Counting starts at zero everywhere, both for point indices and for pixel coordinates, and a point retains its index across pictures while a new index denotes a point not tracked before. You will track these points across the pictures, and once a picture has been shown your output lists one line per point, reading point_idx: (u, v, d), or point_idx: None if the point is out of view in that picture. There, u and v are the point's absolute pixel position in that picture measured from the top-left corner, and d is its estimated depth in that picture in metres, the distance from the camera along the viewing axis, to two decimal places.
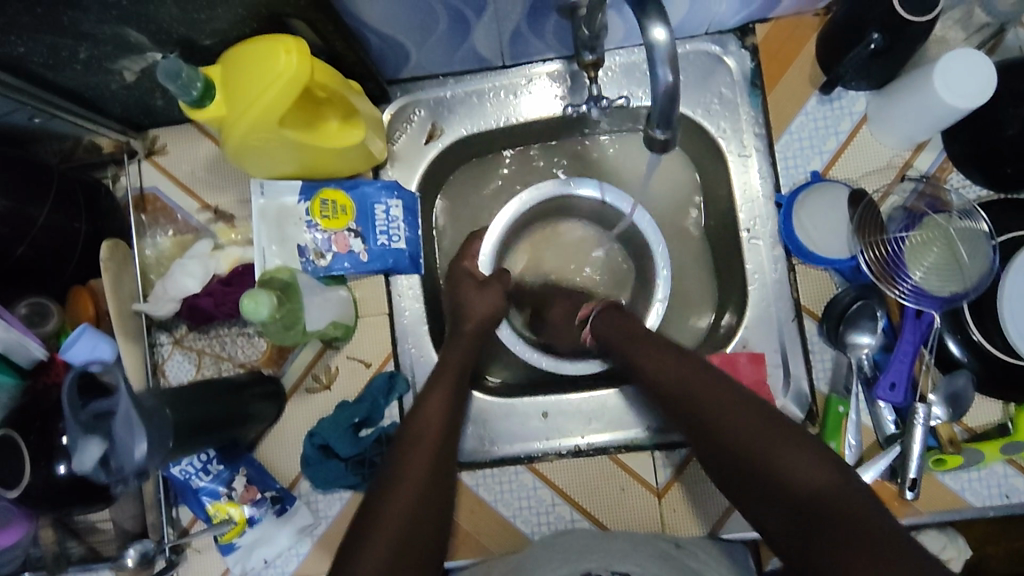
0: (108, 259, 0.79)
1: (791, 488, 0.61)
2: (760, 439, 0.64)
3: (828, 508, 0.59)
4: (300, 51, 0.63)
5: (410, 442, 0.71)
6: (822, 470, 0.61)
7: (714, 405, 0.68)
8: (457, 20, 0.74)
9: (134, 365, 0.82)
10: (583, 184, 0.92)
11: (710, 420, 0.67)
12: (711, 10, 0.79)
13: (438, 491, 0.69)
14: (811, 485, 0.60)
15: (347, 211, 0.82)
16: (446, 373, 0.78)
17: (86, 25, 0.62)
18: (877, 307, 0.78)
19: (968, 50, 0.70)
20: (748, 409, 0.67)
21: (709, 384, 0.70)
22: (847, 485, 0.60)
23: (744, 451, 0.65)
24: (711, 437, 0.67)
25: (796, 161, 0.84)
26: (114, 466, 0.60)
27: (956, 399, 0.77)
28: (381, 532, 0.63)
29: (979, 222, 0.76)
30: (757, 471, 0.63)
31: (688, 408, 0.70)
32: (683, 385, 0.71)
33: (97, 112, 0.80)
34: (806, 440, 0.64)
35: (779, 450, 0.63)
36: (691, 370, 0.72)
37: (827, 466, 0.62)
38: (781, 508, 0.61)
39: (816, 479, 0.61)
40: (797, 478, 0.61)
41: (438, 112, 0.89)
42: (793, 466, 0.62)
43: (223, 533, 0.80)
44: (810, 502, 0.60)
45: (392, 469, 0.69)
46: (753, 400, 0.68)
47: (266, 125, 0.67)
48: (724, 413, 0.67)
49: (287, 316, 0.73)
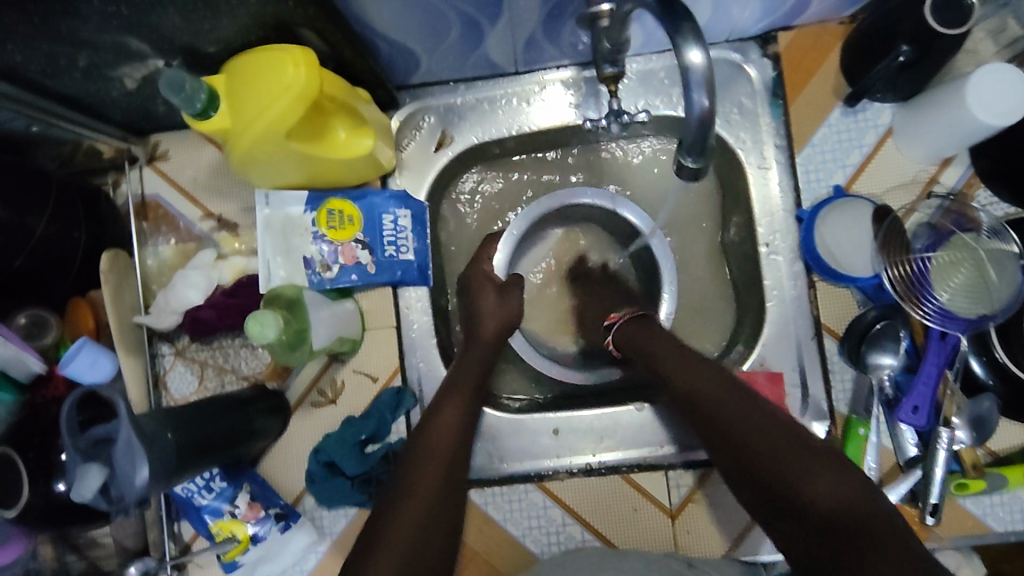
0: (109, 270, 0.77)
1: (816, 504, 0.55)
2: (782, 451, 0.58)
3: (858, 526, 0.52)
4: (308, 64, 0.61)
5: (421, 456, 0.68)
6: (853, 486, 0.55)
7: (730, 415, 0.63)
8: (471, 28, 0.71)
9: (135, 378, 0.80)
10: (597, 194, 0.90)
11: (729, 429, 0.62)
12: (733, 17, 0.76)
13: (445, 502, 0.65)
14: (838, 502, 0.54)
15: (355, 222, 0.80)
16: (460, 388, 0.75)
17: (86, 34, 0.59)
18: (901, 328, 0.77)
19: (1000, 66, 0.68)
20: (761, 414, 0.62)
21: (730, 392, 0.65)
22: (881, 507, 0.54)
23: (765, 465, 0.59)
24: (730, 447, 0.62)
25: (818, 174, 0.82)
26: (115, 495, 0.59)
27: (982, 423, 0.75)
28: (391, 539, 0.60)
29: (1008, 242, 0.73)
30: (768, 478, 0.58)
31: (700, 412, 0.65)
32: (705, 392, 0.66)
33: (97, 118, 0.78)
34: (831, 454, 0.58)
35: (806, 464, 0.57)
36: (711, 375, 0.67)
37: (857, 482, 0.55)
38: (804, 525, 0.55)
39: (845, 495, 0.54)
40: (823, 493, 0.55)
41: (449, 119, 0.86)
42: (816, 480, 0.56)
43: (226, 551, 0.78)
44: (818, 511, 0.54)
45: (404, 476, 0.66)
46: (768, 406, 0.63)
47: (273, 137, 0.65)
48: (736, 417, 0.62)
49: (294, 334, 0.71)
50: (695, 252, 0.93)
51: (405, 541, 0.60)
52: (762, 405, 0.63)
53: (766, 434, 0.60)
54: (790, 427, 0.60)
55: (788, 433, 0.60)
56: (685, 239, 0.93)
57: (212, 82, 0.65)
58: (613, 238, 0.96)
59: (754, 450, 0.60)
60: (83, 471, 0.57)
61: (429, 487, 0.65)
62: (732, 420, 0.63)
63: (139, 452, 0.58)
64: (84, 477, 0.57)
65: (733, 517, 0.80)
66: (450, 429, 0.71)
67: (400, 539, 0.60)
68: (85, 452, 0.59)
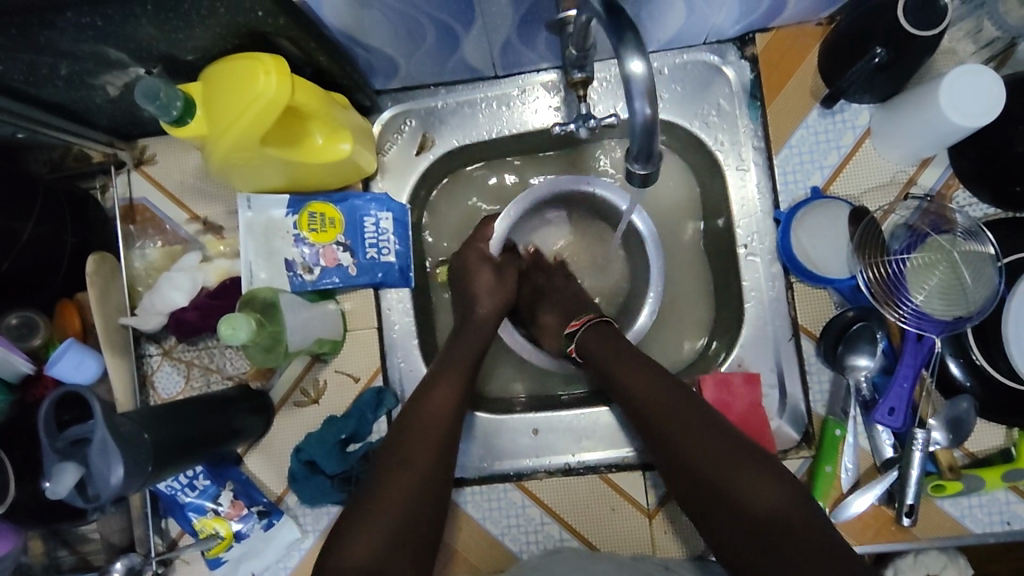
0: (94, 273, 0.79)
1: (758, 509, 0.60)
2: (727, 460, 0.63)
3: (788, 530, 0.58)
4: (279, 72, 0.63)
5: (414, 433, 0.71)
6: (784, 491, 0.61)
7: (676, 423, 0.67)
8: (445, 34, 0.72)
9: (121, 379, 0.82)
10: (598, 183, 0.89)
11: (674, 439, 0.67)
12: (709, 20, 0.77)
13: (438, 486, 0.69)
14: (775, 506, 0.60)
15: (336, 224, 0.81)
16: (457, 367, 0.78)
17: (64, 45, 0.61)
18: (877, 329, 0.77)
19: (959, 69, 0.68)
20: (704, 425, 0.66)
21: (674, 399, 0.69)
22: (804, 509, 0.60)
23: (710, 471, 0.63)
24: (673, 456, 0.67)
25: (796, 175, 0.82)
26: (91, 493, 0.61)
27: (958, 424, 0.75)
28: (377, 520, 0.64)
29: (984, 244, 0.74)
30: (716, 487, 0.62)
31: (651, 421, 0.69)
32: (653, 399, 0.70)
33: (84, 124, 0.80)
34: (761, 462, 0.63)
35: (749, 475, 0.62)
36: (661, 384, 0.71)
37: (789, 489, 0.61)
38: (742, 527, 0.60)
39: (774, 501, 0.60)
40: (761, 499, 0.60)
41: (430, 122, 0.87)
42: (758, 486, 0.61)
43: (210, 548, 0.80)
44: (767, 522, 0.59)
45: (393, 456, 0.69)
46: (710, 416, 0.68)
47: (247, 143, 0.66)
48: (682, 428, 0.67)
49: (269, 338, 0.72)
50: (677, 252, 0.93)
51: (387, 526, 0.63)
52: (706, 413, 0.68)
53: (709, 444, 0.65)
54: (731, 436, 0.65)
55: (728, 439, 0.65)
56: (666, 240, 0.93)
57: (189, 91, 0.66)
58: (602, 220, 0.95)
59: (695, 457, 0.64)
60: (58, 469, 0.59)
61: (419, 469, 0.68)
62: (672, 426, 0.67)
63: (114, 452, 0.60)
64: (60, 474, 0.59)
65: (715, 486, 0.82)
66: (445, 407, 0.73)
67: (384, 524, 0.63)
68: (63, 451, 0.61)
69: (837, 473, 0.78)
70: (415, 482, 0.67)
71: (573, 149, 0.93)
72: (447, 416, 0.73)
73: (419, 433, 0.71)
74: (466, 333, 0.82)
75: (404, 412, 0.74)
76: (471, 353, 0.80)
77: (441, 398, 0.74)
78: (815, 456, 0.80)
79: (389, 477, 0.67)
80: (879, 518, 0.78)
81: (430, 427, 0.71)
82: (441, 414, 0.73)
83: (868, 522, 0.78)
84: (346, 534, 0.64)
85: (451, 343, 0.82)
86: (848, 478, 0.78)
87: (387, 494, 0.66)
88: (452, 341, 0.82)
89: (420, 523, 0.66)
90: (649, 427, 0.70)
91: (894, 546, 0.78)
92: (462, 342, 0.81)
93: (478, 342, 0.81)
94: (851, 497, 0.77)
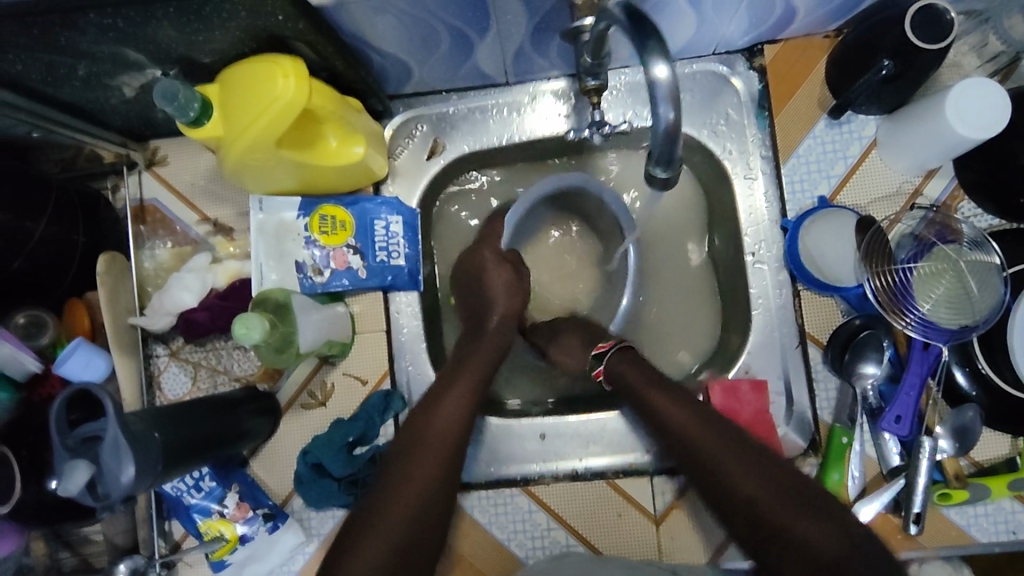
0: (105, 272, 0.79)
1: (809, 545, 0.58)
2: (776, 496, 0.61)
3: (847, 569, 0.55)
4: (297, 75, 0.63)
5: (418, 447, 0.70)
6: (840, 527, 0.58)
7: (706, 448, 0.67)
8: (460, 40, 0.73)
9: (129, 381, 0.82)
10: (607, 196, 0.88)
11: (706, 462, 0.66)
12: (719, 30, 0.78)
13: (443, 499, 0.68)
14: (833, 550, 0.57)
15: (346, 227, 0.82)
16: (464, 377, 0.77)
17: (84, 45, 0.62)
18: (884, 337, 0.77)
19: (962, 83, 0.69)
20: (735, 452, 0.66)
21: (699, 422, 0.69)
22: (862, 543, 0.57)
23: (750, 501, 0.62)
24: (706, 477, 0.66)
25: (802, 185, 0.83)
26: (101, 492, 0.60)
27: (964, 433, 0.75)
28: (374, 536, 0.63)
29: (989, 254, 0.74)
30: (758, 519, 0.61)
31: (676, 441, 0.70)
32: (681, 421, 0.70)
33: (98, 125, 0.80)
34: (805, 493, 0.62)
35: (794, 508, 0.60)
36: (685, 407, 0.72)
37: (850, 531, 0.58)
38: (804, 569, 0.57)
39: (828, 538, 0.58)
40: (811, 533, 0.58)
41: (441, 127, 0.88)
42: (814, 528, 0.58)
43: (214, 550, 0.79)
44: (823, 561, 0.56)
45: (395, 470, 0.68)
46: (742, 443, 0.67)
47: (263, 145, 0.67)
48: (711, 451, 0.67)
49: (281, 339, 0.72)
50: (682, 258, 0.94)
51: (387, 543, 0.63)
52: (746, 446, 0.67)
53: (743, 471, 0.64)
54: (768, 464, 0.65)
55: (765, 468, 0.64)
56: (670, 250, 0.94)
57: (207, 92, 0.67)
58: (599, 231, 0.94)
59: (730, 484, 0.64)
60: (70, 467, 0.59)
61: (419, 482, 0.67)
62: (701, 449, 0.67)
63: (125, 449, 0.60)
64: (72, 471, 0.58)
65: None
66: (451, 420, 0.73)
67: (380, 542, 0.63)
68: (74, 449, 0.60)
69: (843, 481, 0.78)
70: (415, 498, 0.66)
71: (581, 156, 0.94)
72: (455, 427, 0.72)
73: (424, 445, 0.70)
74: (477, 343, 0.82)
75: (411, 421, 0.73)
76: (488, 358, 0.80)
77: (450, 409, 0.73)
78: (821, 463, 0.80)
79: (391, 491, 0.66)
80: (885, 526, 0.78)
81: (440, 439, 0.71)
82: (448, 428, 0.72)
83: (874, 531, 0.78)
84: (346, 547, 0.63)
85: (461, 352, 0.82)
86: (855, 486, 0.78)
87: (389, 508, 0.65)
88: (462, 346, 0.82)
89: (419, 541, 0.65)
90: (683, 459, 0.69)
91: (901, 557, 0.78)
92: (473, 351, 0.81)
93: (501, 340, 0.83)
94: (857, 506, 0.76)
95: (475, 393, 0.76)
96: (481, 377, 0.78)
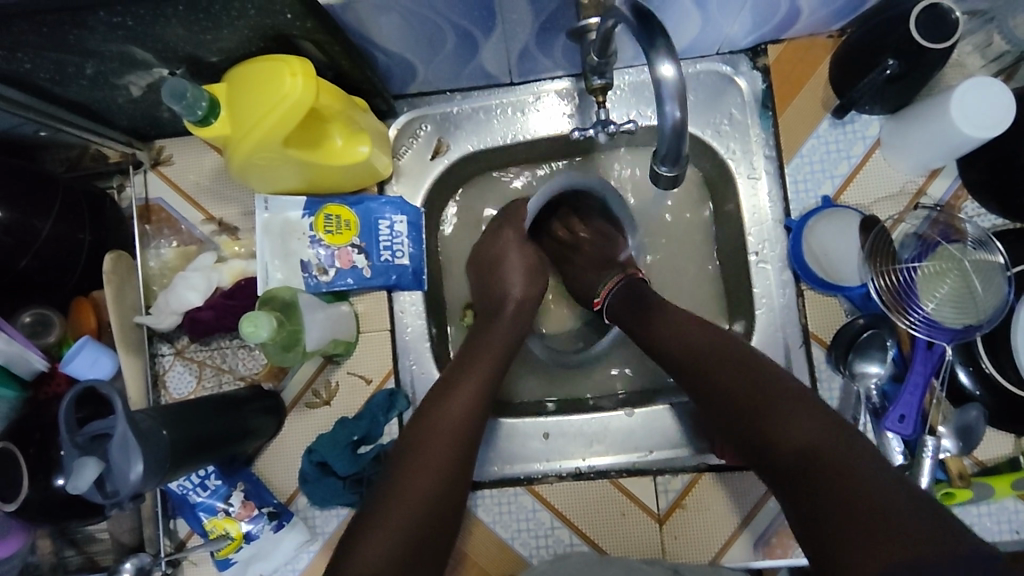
0: (112, 271, 0.79)
1: (788, 442, 0.57)
2: (761, 397, 0.61)
3: (818, 461, 0.55)
4: (305, 74, 0.64)
5: (429, 439, 0.68)
6: (823, 425, 0.58)
7: (711, 368, 0.66)
8: (465, 40, 0.73)
9: (134, 379, 0.82)
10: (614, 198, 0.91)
11: (710, 382, 0.66)
12: (723, 30, 0.78)
13: (457, 487, 0.66)
14: (808, 442, 0.57)
15: (351, 226, 0.82)
16: (474, 369, 0.75)
17: (92, 44, 0.62)
18: (888, 336, 0.78)
19: (968, 81, 0.69)
20: (734, 364, 0.65)
21: (704, 339, 0.69)
22: (843, 439, 0.56)
23: (742, 407, 0.62)
24: (710, 395, 0.66)
25: (806, 184, 0.83)
26: (110, 489, 0.60)
27: (968, 432, 0.76)
28: (385, 528, 0.61)
29: (994, 253, 0.74)
30: (747, 425, 0.61)
31: (688, 373, 0.68)
32: (691, 345, 0.69)
33: (104, 124, 0.80)
34: (793, 393, 0.61)
35: (781, 409, 0.60)
36: (695, 329, 0.71)
37: (832, 427, 0.57)
38: (781, 465, 0.58)
39: (803, 433, 0.57)
40: (790, 430, 0.58)
41: (445, 127, 0.88)
42: (797, 422, 0.58)
43: (219, 549, 0.79)
44: (795, 456, 0.57)
45: (404, 464, 0.66)
46: (743, 354, 0.66)
47: (271, 144, 0.67)
48: (714, 370, 0.66)
49: (288, 336, 0.73)
50: (684, 255, 0.94)
51: (399, 532, 0.61)
52: (749, 358, 0.66)
53: (737, 379, 0.64)
54: (762, 371, 0.64)
55: (757, 374, 0.64)
56: (675, 249, 0.94)
57: (214, 91, 0.67)
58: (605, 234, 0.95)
59: (725, 393, 0.64)
60: (78, 465, 0.59)
61: (431, 475, 0.65)
62: (708, 367, 0.66)
63: (134, 447, 0.60)
64: (81, 469, 0.58)
65: (735, 505, 0.82)
66: (461, 412, 0.70)
67: (392, 535, 0.60)
68: (83, 447, 0.60)
69: None
70: (426, 490, 0.64)
71: (586, 155, 0.94)
72: (468, 418, 0.70)
73: (433, 438, 0.68)
74: (484, 337, 0.80)
75: (420, 413, 0.71)
76: (497, 355, 0.78)
77: (459, 401, 0.71)
78: None
79: (401, 486, 0.64)
80: None
81: (450, 433, 0.68)
82: (455, 418, 0.70)
83: None
84: (356, 540, 0.61)
85: (472, 344, 0.79)
86: None
87: (400, 500, 0.63)
88: (471, 341, 0.80)
89: (432, 529, 0.63)
90: (693, 384, 0.68)
91: None
92: (481, 344, 0.78)
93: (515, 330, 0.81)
94: None
95: (484, 387, 0.73)
96: (492, 371, 0.76)
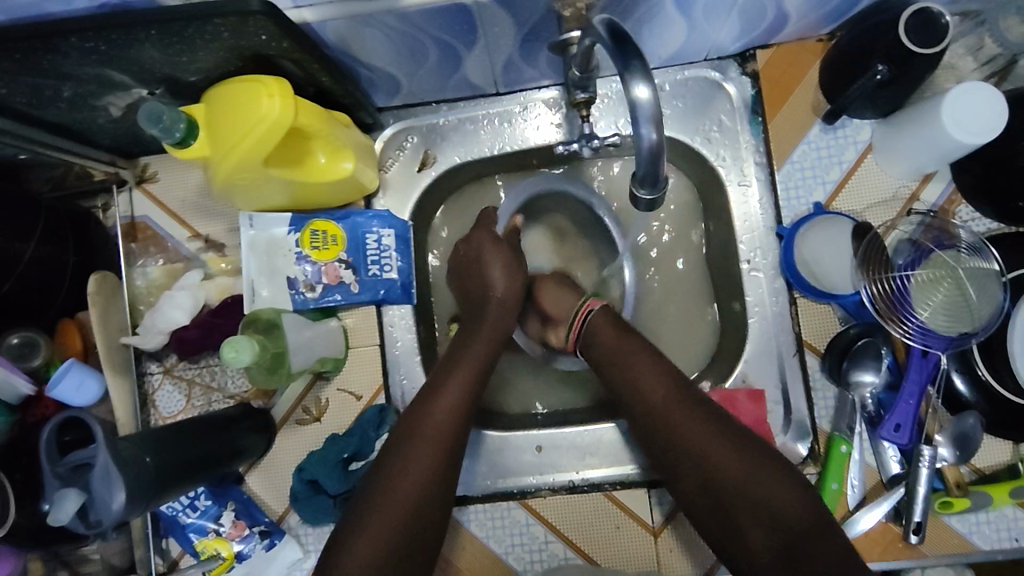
0: (97, 292, 0.79)
1: (775, 511, 0.62)
2: (731, 459, 0.65)
3: (809, 537, 0.61)
4: (282, 94, 0.63)
5: (414, 440, 0.67)
6: (795, 492, 0.63)
7: (663, 403, 0.69)
8: (447, 53, 0.72)
9: (123, 400, 0.81)
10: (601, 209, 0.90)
11: (665, 417, 0.68)
12: (710, 37, 0.77)
13: (445, 485, 0.67)
14: (800, 511, 0.62)
15: (337, 241, 0.81)
16: (461, 370, 0.74)
17: (67, 68, 0.61)
18: (882, 345, 0.76)
19: (957, 88, 0.68)
20: (697, 410, 0.68)
21: (655, 373, 0.72)
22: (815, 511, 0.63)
23: (707, 458, 0.65)
24: (664, 431, 0.68)
25: (798, 191, 0.82)
26: (92, 519, 0.60)
27: (965, 440, 0.74)
28: (369, 534, 0.62)
29: (989, 259, 0.73)
30: (717, 481, 0.64)
31: (635, 397, 0.71)
32: (640, 372, 0.72)
33: (85, 145, 0.80)
34: (762, 454, 0.65)
35: (762, 476, 0.64)
36: (645, 354, 0.73)
37: (803, 492, 0.64)
38: (764, 528, 0.62)
39: (786, 502, 0.63)
40: (776, 498, 0.63)
41: (431, 138, 0.87)
42: (774, 491, 0.63)
43: (212, 569, 0.79)
44: (782, 526, 0.61)
45: (391, 468, 0.66)
46: (703, 402, 0.69)
47: (250, 164, 0.66)
48: (668, 408, 0.69)
49: (273, 358, 0.72)
50: (676, 262, 0.93)
51: (383, 540, 0.62)
52: (709, 409, 0.68)
53: (701, 428, 0.67)
54: (730, 428, 0.67)
55: (727, 432, 0.67)
56: (665, 256, 0.93)
57: (192, 112, 0.66)
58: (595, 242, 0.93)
59: (687, 439, 0.67)
60: (60, 497, 0.59)
61: (413, 476, 0.65)
62: (657, 398, 0.69)
63: (116, 476, 0.59)
64: (61, 501, 0.58)
65: None
66: (450, 412, 0.70)
67: (375, 541, 0.62)
68: (65, 477, 0.60)
69: (843, 491, 0.78)
70: (410, 494, 0.65)
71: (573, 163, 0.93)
72: (457, 414, 0.70)
73: (418, 440, 0.68)
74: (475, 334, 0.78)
75: (407, 412, 0.71)
76: (487, 353, 0.77)
77: (446, 402, 0.70)
78: (818, 474, 0.79)
79: (386, 488, 0.65)
80: (887, 535, 0.77)
81: (434, 433, 0.68)
82: (445, 419, 0.69)
83: (876, 539, 0.78)
84: (340, 544, 0.63)
85: (462, 341, 0.78)
86: (853, 495, 0.78)
87: (386, 506, 0.64)
88: (460, 337, 0.79)
89: (420, 534, 0.64)
90: (637, 407, 0.70)
91: (903, 564, 0.77)
92: (468, 348, 0.76)
93: (500, 332, 0.79)
94: (856, 515, 0.76)
95: (470, 388, 0.72)
96: (477, 368, 0.75)
